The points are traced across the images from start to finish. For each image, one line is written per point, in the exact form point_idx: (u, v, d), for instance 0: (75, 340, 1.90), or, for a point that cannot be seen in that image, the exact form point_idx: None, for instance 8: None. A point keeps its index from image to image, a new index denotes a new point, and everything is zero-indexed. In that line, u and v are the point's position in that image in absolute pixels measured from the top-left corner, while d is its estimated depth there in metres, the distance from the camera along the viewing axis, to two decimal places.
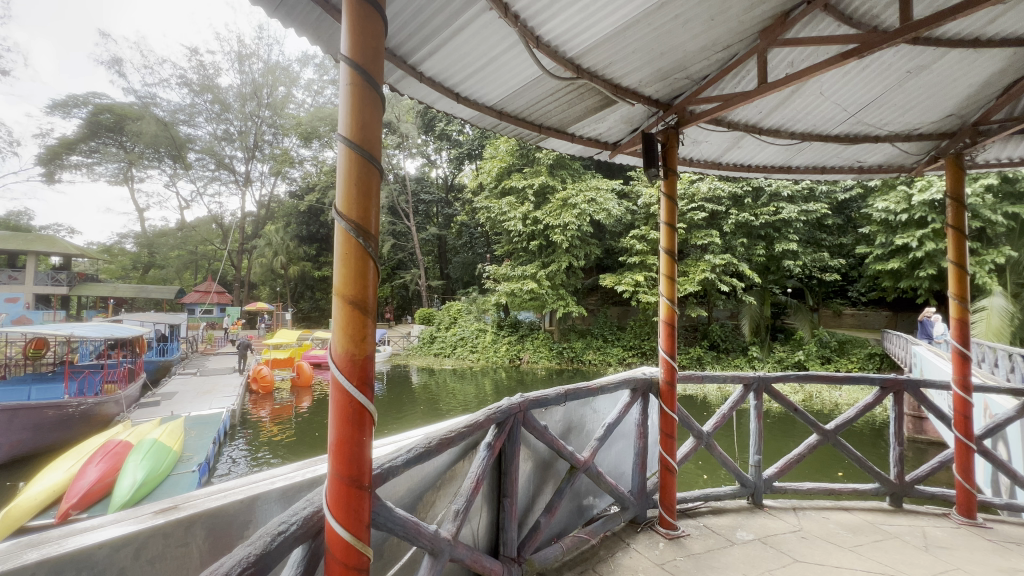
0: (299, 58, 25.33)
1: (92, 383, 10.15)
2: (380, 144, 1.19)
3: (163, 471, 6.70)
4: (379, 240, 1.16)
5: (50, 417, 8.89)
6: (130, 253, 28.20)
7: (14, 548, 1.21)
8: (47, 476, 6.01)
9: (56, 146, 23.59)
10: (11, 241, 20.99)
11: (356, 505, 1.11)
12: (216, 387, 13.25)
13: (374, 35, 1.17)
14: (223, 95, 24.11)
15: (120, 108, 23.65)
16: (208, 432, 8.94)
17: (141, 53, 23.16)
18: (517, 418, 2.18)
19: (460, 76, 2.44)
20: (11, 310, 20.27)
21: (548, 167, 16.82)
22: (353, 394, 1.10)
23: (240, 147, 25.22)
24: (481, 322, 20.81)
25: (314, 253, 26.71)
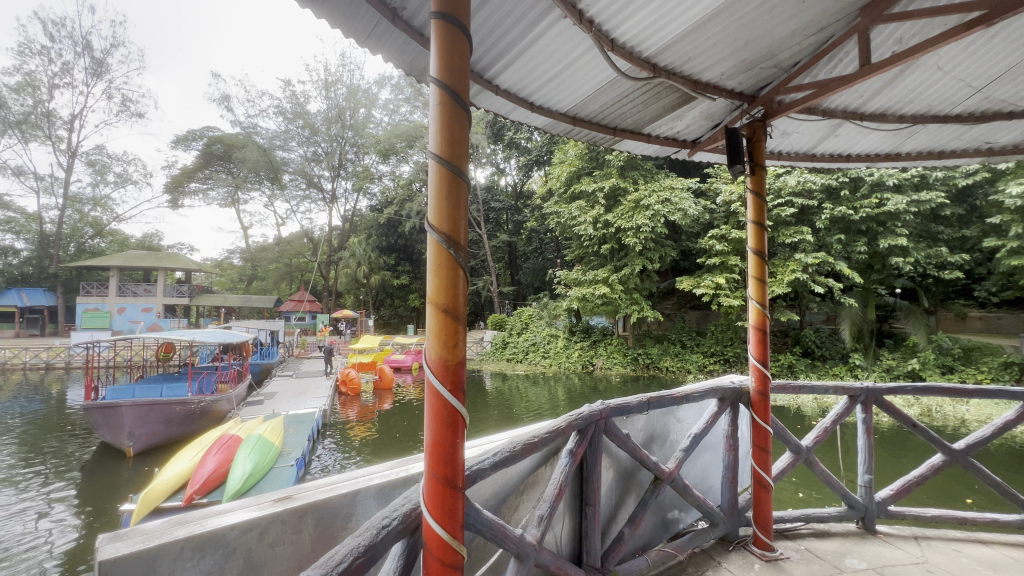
0: (377, 80, 27.00)
1: (210, 382, 11.29)
2: (467, 157, 1.24)
3: (268, 464, 7.40)
4: (468, 249, 1.21)
5: (177, 412, 10.10)
6: (237, 266, 31.69)
7: (166, 526, 1.41)
8: (176, 464, 6.86)
9: (180, 176, 27.70)
10: (146, 259, 24.43)
11: (450, 506, 1.15)
12: (310, 388, 14.42)
13: (461, 54, 1.23)
14: (312, 120, 26.30)
15: (228, 139, 26.91)
16: (304, 429, 9.76)
17: (244, 88, 25.96)
18: (599, 425, 2.15)
19: (534, 86, 2.49)
20: (146, 319, 23.63)
21: (619, 169, 16.45)
22: (448, 398, 1.16)
23: (327, 166, 27.32)
24: (553, 327, 20.78)
25: (393, 263, 28.26)
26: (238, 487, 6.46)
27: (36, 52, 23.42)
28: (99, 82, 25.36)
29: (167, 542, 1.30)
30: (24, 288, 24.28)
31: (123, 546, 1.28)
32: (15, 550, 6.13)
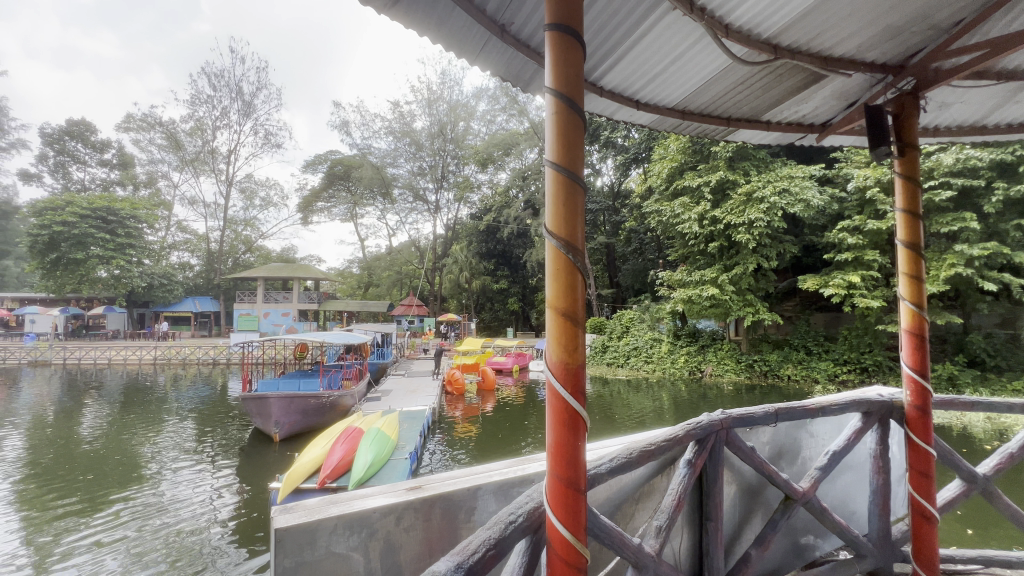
0: (475, 93, 28.02)
1: (336, 378, 12.69)
2: (582, 162, 1.24)
3: (385, 455, 8.09)
4: (586, 254, 1.22)
5: (312, 404, 11.46)
6: (356, 275, 35.11)
7: (321, 503, 1.62)
8: (312, 450, 7.78)
9: (310, 197, 31.47)
10: (285, 270, 28.10)
11: (574, 507, 1.17)
12: (420, 387, 15.47)
13: (575, 62, 1.25)
14: (418, 137, 28.19)
15: (348, 160, 29.91)
16: (416, 425, 10.48)
17: (360, 114, 28.64)
18: (720, 435, 2.01)
19: (641, 83, 2.43)
20: (286, 322, 27.24)
21: (727, 160, 15.30)
22: (569, 401, 1.17)
23: (431, 179, 29.11)
24: (656, 330, 19.89)
25: (493, 268, 29.21)
26: (361, 475, 7.14)
27: (203, 101, 28.23)
28: (249, 120, 29.82)
29: (323, 518, 1.49)
30: (197, 297, 29.37)
31: (291, 518, 1.51)
32: (195, 515, 7.39)
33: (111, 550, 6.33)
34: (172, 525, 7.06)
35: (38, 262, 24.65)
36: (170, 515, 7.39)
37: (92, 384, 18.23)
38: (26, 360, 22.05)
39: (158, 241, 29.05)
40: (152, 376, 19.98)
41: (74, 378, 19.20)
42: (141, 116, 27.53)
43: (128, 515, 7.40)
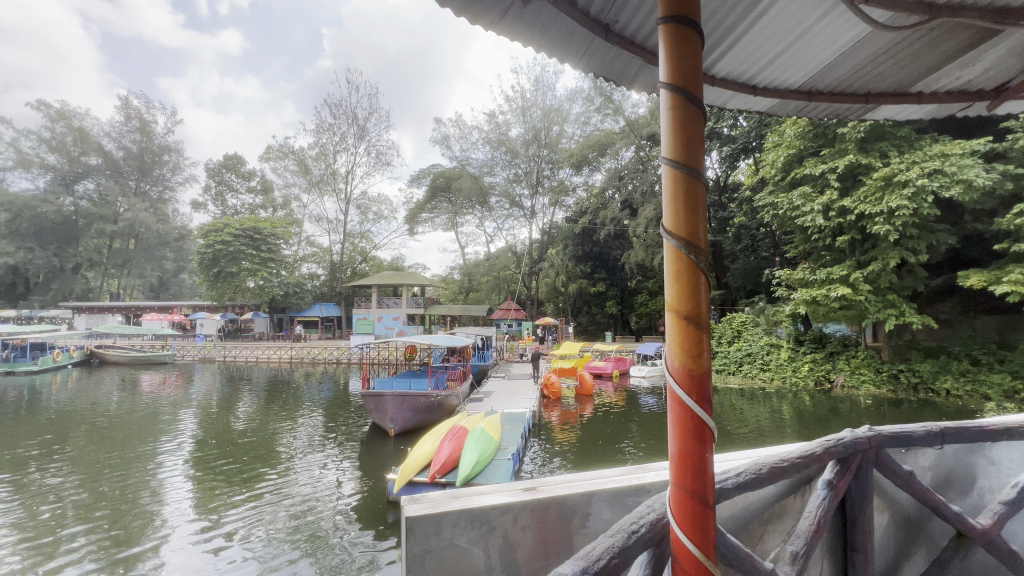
0: (569, 96, 27.93)
1: (443, 378, 13.39)
2: (702, 155, 1.17)
3: (489, 455, 8.33)
4: (709, 253, 1.15)
5: (422, 403, 12.23)
6: (458, 281, 36.87)
7: (443, 497, 1.72)
8: (423, 446, 8.30)
9: (415, 209, 33.83)
10: (395, 278, 30.48)
11: (702, 520, 1.10)
12: (519, 389, 15.75)
13: (695, 56, 1.19)
14: (513, 145, 28.87)
15: (449, 172, 31.65)
16: (518, 427, 10.68)
17: (459, 127, 30.10)
18: (867, 455, 1.77)
19: (759, 66, 2.23)
20: (397, 325, 29.59)
21: (858, 141, 13.45)
22: (694, 407, 1.11)
23: (526, 185, 29.66)
24: (773, 336, 18.05)
25: (590, 271, 28.81)
26: (467, 473, 7.44)
27: (326, 130, 31.82)
28: (362, 143, 32.93)
29: (447, 511, 1.58)
30: (323, 303, 33.02)
31: (419, 507, 1.63)
32: (323, 499, 8.22)
33: (258, 523, 7.26)
34: (306, 505, 7.94)
35: (205, 275, 29.62)
36: (304, 497, 8.31)
37: (245, 379, 21.41)
38: (197, 357, 26.51)
39: (293, 254, 33.25)
40: (290, 373, 22.87)
41: (232, 373, 22.69)
42: (278, 147, 31.76)
43: (271, 493, 8.47)
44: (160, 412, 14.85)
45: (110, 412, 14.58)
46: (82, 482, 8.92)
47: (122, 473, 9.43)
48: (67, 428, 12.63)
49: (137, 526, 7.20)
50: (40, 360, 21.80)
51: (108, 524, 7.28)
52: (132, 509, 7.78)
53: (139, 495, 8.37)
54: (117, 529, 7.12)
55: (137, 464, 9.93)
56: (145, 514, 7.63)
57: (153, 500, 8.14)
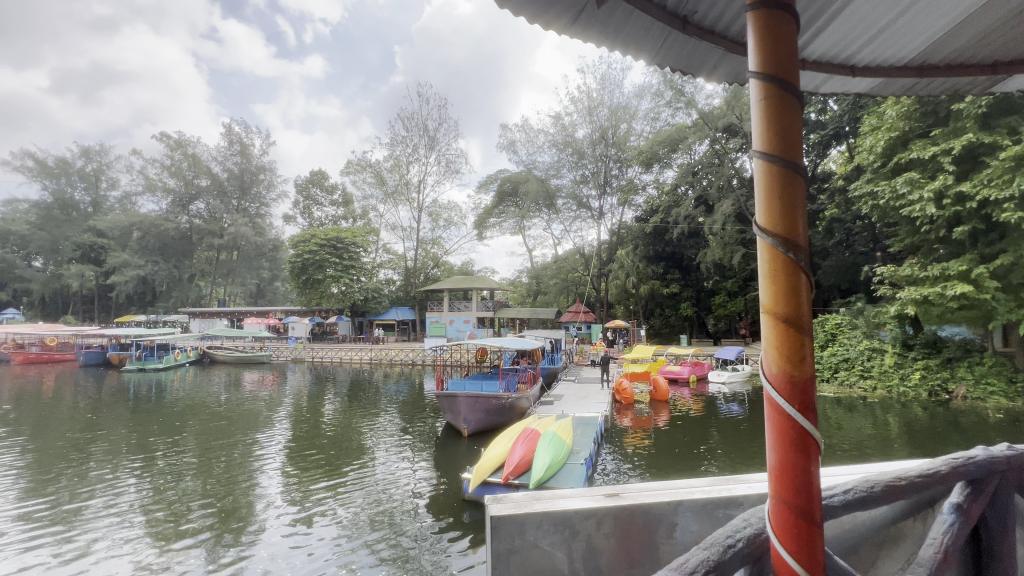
0: (637, 92, 27.18)
1: (514, 381, 13.53)
2: (800, 150, 1.10)
3: (562, 459, 8.27)
4: (812, 251, 1.06)
5: (494, 404, 12.44)
6: (526, 284, 37.10)
7: (524, 498, 1.74)
8: (496, 447, 8.42)
9: (484, 214, 34.64)
10: (465, 282, 31.31)
11: (807, 536, 1.02)
12: (590, 394, 15.50)
13: (790, 42, 1.12)
14: (580, 146, 28.53)
15: (516, 176, 32.01)
16: (590, 431, 10.52)
17: (525, 132, 30.32)
18: (1004, 479, 1.57)
19: (858, 43, 2.03)
20: (467, 328, 30.45)
21: (980, 118, 11.76)
22: (796, 415, 1.02)
23: (594, 185, 29.20)
24: (875, 339, 16.26)
25: (662, 271, 27.72)
26: (541, 475, 7.46)
27: (400, 143, 33.49)
28: (433, 152, 34.25)
29: (530, 512, 1.60)
30: (399, 307, 34.72)
31: (503, 506, 1.67)
32: (402, 495, 8.56)
33: (344, 515, 7.68)
34: (386, 500, 8.30)
35: (296, 282, 32.33)
36: (384, 492, 8.69)
37: (330, 378, 23.04)
38: (289, 357, 28.93)
39: (372, 261, 35.32)
40: (370, 374, 24.27)
41: (319, 373, 24.49)
42: (357, 161, 33.92)
43: (354, 487, 8.95)
44: (260, 407, 16.38)
45: (218, 406, 16.26)
46: (198, 466, 10.08)
47: (228, 461, 10.45)
48: (185, 419, 14.34)
49: (241, 510, 7.90)
50: (164, 358, 24.93)
51: (217, 507, 8.06)
52: (237, 494, 8.57)
53: (242, 481, 9.21)
54: (225, 511, 7.87)
55: (240, 454, 10.95)
56: (247, 499, 8.38)
57: (253, 487, 8.92)
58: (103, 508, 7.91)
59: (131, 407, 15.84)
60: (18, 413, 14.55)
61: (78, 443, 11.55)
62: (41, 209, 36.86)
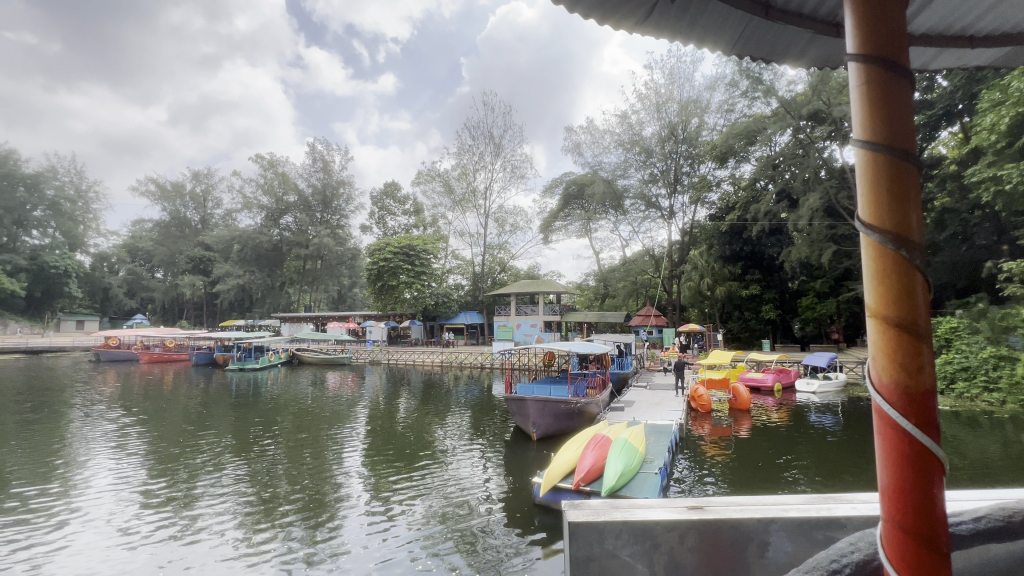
0: (709, 84, 25.93)
1: (582, 386, 13.14)
2: (913, 137, 1.00)
3: (635, 467, 8.03)
4: (928, 249, 0.95)
5: (563, 409, 12.37)
6: (593, 287, 36.59)
7: (603, 505, 1.81)
8: (566, 453, 8.31)
9: (549, 218, 34.75)
10: (531, 286, 31.46)
11: (928, 565, 0.92)
12: (663, 400, 14.93)
13: (892, 23, 1.03)
14: (648, 144, 27.62)
15: (581, 179, 31.73)
16: (663, 439, 10.11)
17: (590, 133, 29.95)
18: None
19: (978, 10, 1.79)
20: (534, 332, 30.65)
21: None
22: (911, 430, 0.92)
23: (663, 184, 28.19)
24: (1002, 346, 14.14)
25: (741, 272, 26.10)
26: (613, 482, 7.30)
27: (467, 151, 34.46)
28: (498, 159, 34.88)
29: (610, 520, 1.67)
30: (468, 312, 35.62)
31: (582, 513, 1.75)
32: (474, 496, 8.71)
33: (418, 513, 7.98)
34: (458, 501, 8.48)
35: (373, 288, 34.29)
36: (457, 493, 8.89)
37: (405, 379, 24.17)
38: (368, 358, 30.73)
39: (442, 267, 36.59)
40: (442, 376, 25.12)
41: (394, 375, 25.77)
42: (427, 172, 35.33)
43: (429, 486, 9.25)
44: (343, 405, 17.57)
45: (306, 405, 17.59)
46: (290, 457, 11.05)
47: (315, 456, 11.22)
48: (278, 415, 15.69)
49: (327, 502, 8.43)
50: (259, 359, 27.46)
51: (306, 498, 8.70)
52: (323, 487, 9.17)
53: (327, 476, 9.83)
54: (313, 503, 8.43)
55: (325, 449, 11.78)
56: (332, 493, 8.92)
57: (337, 481, 9.55)
58: (211, 494, 8.79)
59: (236, 403, 17.70)
60: (145, 406, 16.68)
61: (191, 435, 12.98)
62: (162, 227, 42.24)
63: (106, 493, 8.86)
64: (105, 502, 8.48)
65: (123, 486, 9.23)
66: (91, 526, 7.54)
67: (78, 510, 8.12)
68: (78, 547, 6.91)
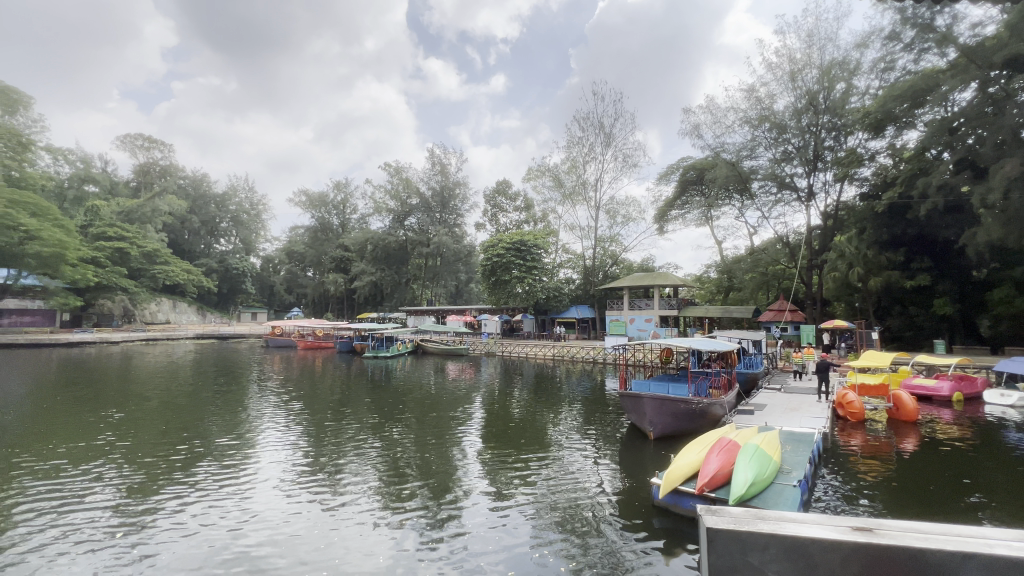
0: (859, 41, 22.29)
1: (705, 385, 12.41)
2: None
3: (768, 477, 7.32)
4: None
5: (683, 409, 11.68)
6: (715, 279, 33.92)
7: (744, 514, 1.70)
8: (687, 455, 7.85)
9: (664, 207, 33.00)
10: (645, 279, 30.15)
11: None
12: (802, 405, 13.27)
13: None
14: (780, 117, 24.63)
15: (701, 163, 29.49)
16: (803, 449, 8.99)
17: (711, 112, 27.69)
18: None
19: None
20: (649, 327, 29.41)
21: None
22: None
23: (800, 162, 24.93)
24: None
25: (903, 259, 22.09)
26: (741, 492, 6.68)
27: (577, 144, 34.12)
28: (610, 149, 33.96)
29: (754, 532, 1.59)
30: (579, 305, 35.36)
31: (721, 518, 1.68)
32: (585, 494, 8.54)
33: (531, 504, 8.13)
34: (570, 497, 8.40)
35: (488, 283, 35.82)
36: (569, 489, 8.82)
37: (518, 371, 24.90)
38: (483, 350, 32.20)
39: (553, 261, 36.83)
40: (554, 369, 25.36)
41: (508, 367, 26.63)
42: (537, 168, 35.77)
43: (541, 479, 9.29)
44: (461, 393, 18.69)
45: (429, 391, 19.03)
46: (416, 438, 12.06)
47: (437, 439, 11.96)
48: (406, 400, 17.23)
49: (447, 485, 8.92)
50: (390, 348, 30.41)
51: (429, 477, 9.40)
52: (444, 469, 9.83)
53: (448, 459, 10.46)
54: (436, 485, 8.98)
55: (446, 433, 12.65)
56: (452, 476, 9.44)
57: (457, 463, 10.18)
58: (351, 465, 9.96)
59: (372, 387, 19.89)
60: (302, 386, 19.48)
61: (336, 413, 14.92)
62: (313, 232, 48.81)
63: (274, 455, 10.53)
64: (273, 463, 10.07)
65: (286, 450, 10.92)
66: (263, 481, 9.02)
67: (253, 470, 9.65)
68: (254, 501, 8.16)
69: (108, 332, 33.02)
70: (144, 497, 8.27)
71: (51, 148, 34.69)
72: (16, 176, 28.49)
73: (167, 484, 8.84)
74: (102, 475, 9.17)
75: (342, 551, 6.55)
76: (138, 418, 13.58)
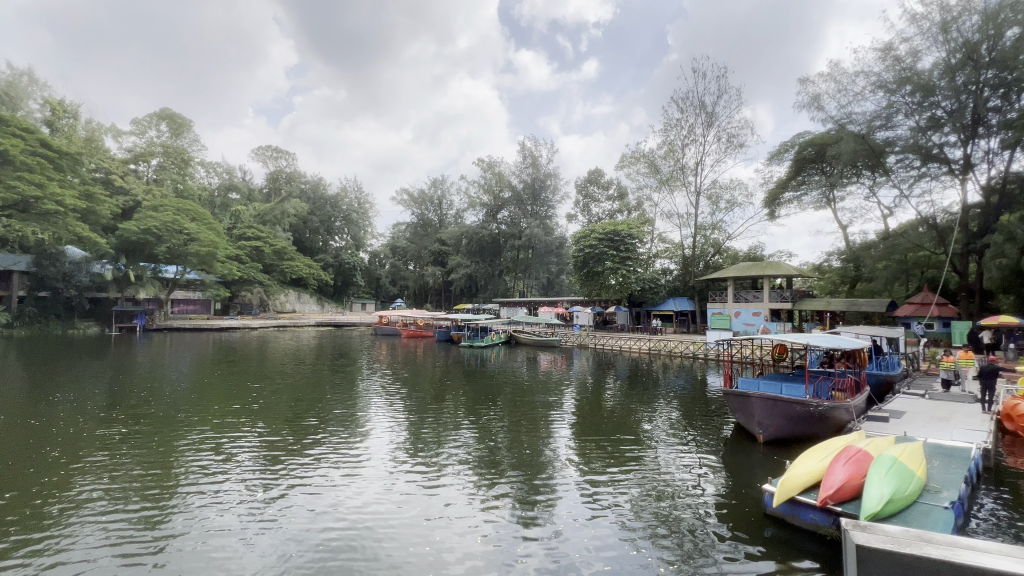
0: None
1: (826, 386, 11.05)
2: None
3: (911, 494, 6.34)
4: None
5: (799, 412, 10.55)
6: (837, 268, 30.21)
7: (906, 536, 2.22)
8: (806, 462, 7.12)
9: (776, 189, 30.05)
10: (754, 269, 27.72)
11: None
12: (954, 415, 11.33)
13: None
14: (927, 78, 20.94)
15: (821, 138, 26.31)
16: (957, 466, 7.64)
17: (835, 79, 24.48)
18: None
19: None
20: (757, 321, 27.09)
21: None
22: None
23: (953, 129, 21.00)
24: None
25: None
26: (876, 507, 5.86)
27: (674, 126, 32.22)
28: (712, 128, 31.59)
29: (923, 557, 2.05)
30: (677, 298, 33.50)
31: (877, 536, 2.24)
32: (686, 496, 8.07)
33: (627, 501, 7.87)
34: (670, 499, 7.95)
35: (580, 275, 35.42)
36: (668, 490, 8.36)
37: (611, 364, 24.42)
38: (576, 342, 31.98)
39: (649, 252, 35.35)
40: (649, 363, 24.45)
41: (601, 359, 26.15)
42: (631, 154, 34.36)
43: (637, 477, 8.90)
44: (552, 384, 18.74)
45: (520, 381, 19.35)
46: (508, 427, 12.25)
47: (529, 429, 12.08)
48: (498, 388, 17.72)
49: (543, 476, 8.91)
50: (484, 338, 31.41)
51: (525, 466, 9.47)
52: (538, 459, 9.86)
53: (541, 449, 10.49)
54: (531, 475, 9.01)
55: (537, 423, 12.74)
56: (546, 467, 9.42)
57: (551, 454, 10.17)
58: (451, 450, 10.40)
59: (468, 374, 20.74)
60: (406, 371, 21.07)
61: (434, 398, 15.77)
62: (413, 227, 51.92)
63: (382, 435, 11.37)
64: (381, 442, 10.84)
65: (392, 431, 11.72)
66: (374, 459, 9.73)
67: (364, 447, 10.47)
68: (364, 479, 8.66)
69: (250, 319, 38.57)
70: (278, 462, 9.34)
71: (205, 163, 41.14)
72: (180, 189, 34.20)
73: (295, 453, 9.93)
74: (246, 441, 10.56)
75: (441, 537, 6.64)
76: (271, 393, 15.50)
